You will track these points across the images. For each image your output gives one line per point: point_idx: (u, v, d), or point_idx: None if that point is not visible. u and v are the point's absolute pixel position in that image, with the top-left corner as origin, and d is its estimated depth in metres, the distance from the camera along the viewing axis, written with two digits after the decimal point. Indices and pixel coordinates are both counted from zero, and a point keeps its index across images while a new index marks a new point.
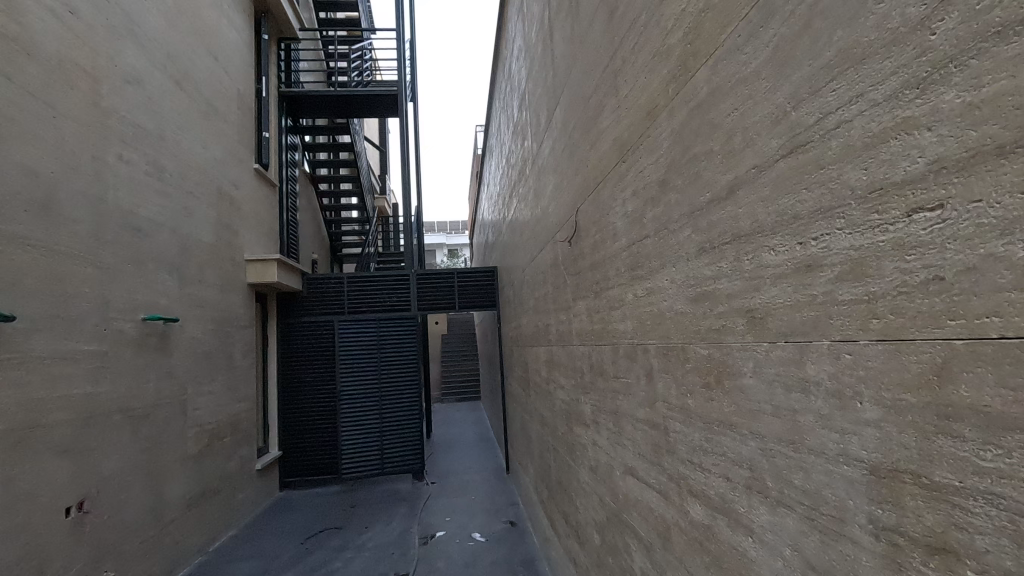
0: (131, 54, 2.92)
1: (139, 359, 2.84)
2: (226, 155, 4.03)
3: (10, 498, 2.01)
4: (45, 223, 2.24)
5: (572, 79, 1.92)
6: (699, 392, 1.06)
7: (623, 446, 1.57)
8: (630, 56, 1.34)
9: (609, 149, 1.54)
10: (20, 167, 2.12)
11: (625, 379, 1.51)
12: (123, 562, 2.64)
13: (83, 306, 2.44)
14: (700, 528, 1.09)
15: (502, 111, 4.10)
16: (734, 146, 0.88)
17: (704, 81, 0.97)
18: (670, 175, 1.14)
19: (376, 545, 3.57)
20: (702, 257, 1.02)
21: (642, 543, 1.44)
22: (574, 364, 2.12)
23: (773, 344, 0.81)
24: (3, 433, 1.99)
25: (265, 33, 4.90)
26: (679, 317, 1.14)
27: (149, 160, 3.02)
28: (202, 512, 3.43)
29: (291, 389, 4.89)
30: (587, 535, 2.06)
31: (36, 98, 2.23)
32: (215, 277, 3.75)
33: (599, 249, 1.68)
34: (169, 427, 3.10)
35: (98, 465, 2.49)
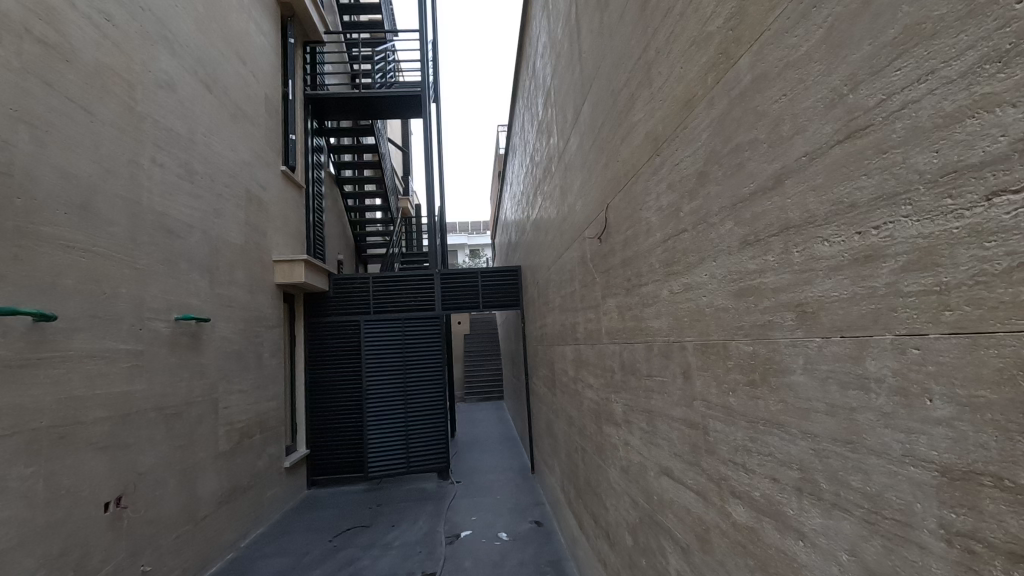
0: (164, 60, 2.98)
1: (172, 358, 2.90)
2: (255, 158, 4.09)
3: (52, 493, 2.06)
4: (84, 224, 2.29)
5: (600, 74, 1.90)
6: (742, 389, 1.03)
7: (657, 446, 1.54)
8: (664, 47, 1.31)
9: (642, 143, 1.51)
10: (61, 171, 2.18)
11: (659, 377, 1.48)
12: (158, 557, 2.70)
13: (120, 306, 2.49)
14: (743, 531, 1.05)
15: (526, 109, 4.07)
16: (781, 134, 0.85)
17: (748, 68, 0.94)
18: (708, 167, 1.11)
19: (403, 544, 3.58)
20: (746, 251, 0.98)
21: (678, 546, 1.41)
22: (604, 362, 2.09)
23: (825, 340, 0.77)
24: (45, 429, 2.05)
25: (291, 37, 4.97)
26: (720, 313, 1.10)
27: (181, 164, 3.08)
28: (234, 509, 3.49)
29: (317, 387, 4.94)
30: (618, 537, 2.02)
31: (75, 103, 2.29)
32: (244, 278, 3.81)
33: (632, 245, 1.65)
34: (202, 425, 3.16)
35: (134, 461, 2.55)
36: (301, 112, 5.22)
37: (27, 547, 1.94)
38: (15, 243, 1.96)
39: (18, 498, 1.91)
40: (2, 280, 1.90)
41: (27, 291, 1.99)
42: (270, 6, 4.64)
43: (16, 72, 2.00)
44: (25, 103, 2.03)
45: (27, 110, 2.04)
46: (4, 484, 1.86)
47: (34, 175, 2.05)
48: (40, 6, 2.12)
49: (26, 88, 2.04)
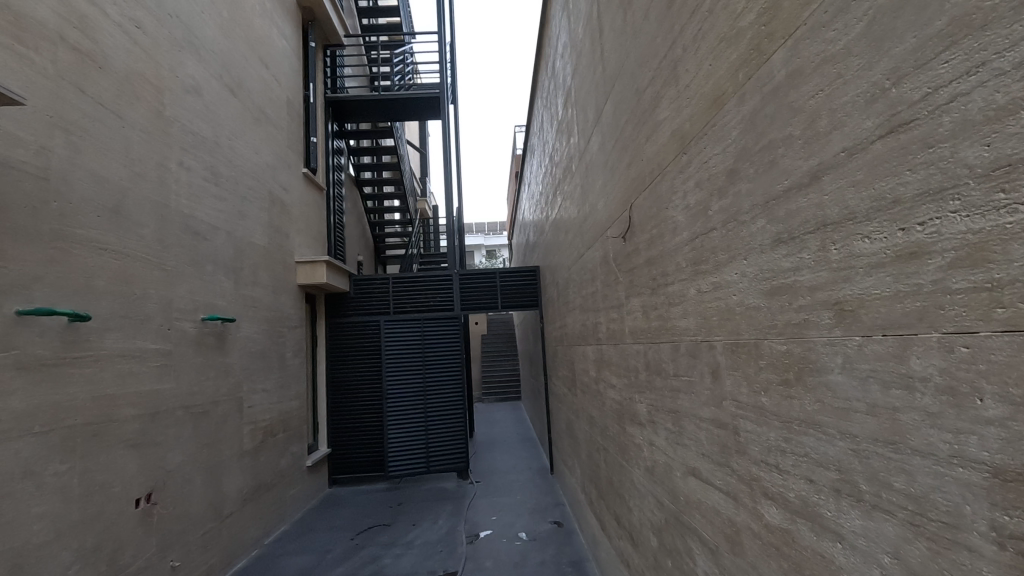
0: (191, 66, 3.04)
1: (199, 358, 2.95)
2: (277, 160, 4.16)
3: (86, 489, 2.12)
4: (115, 227, 2.35)
5: (624, 72, 1.89)
6: (775, 389, 1.02)
7: (683, 446, 1.52)
8: (691, 44, 1.30)
9: (668, 142, 1.50)
10: (93, 175, 2.23)
11: (686, 377, 1.47)
12: (187, 553, 2.76)
13: (149, 307, 2.55)
14: (777, 533, 1.04)
15: (545, 109, 4.06)
16: (818, 129, 0.84)
17: (782, 64, 0.93)
18: (739, 165, 1.10)
19: (424, 543, 3.60)
20: (779, 248, 0.97)
21: (706, 547, 1.40)
22: (627, 362, 2.09)
23: (866, 339, 0.75)
24: (80, 426, 2.10)
25: (312, 40, 5.03)
26: (752, 312, 1.09)
27: (207, 167, 3.14)
28: (258, 507, 3.55)
29: (339, 388, 4.99)
30: (642, 537, 2.01)
31: (106, 109, 2.34)
32: (268, 279, 3.87)
33: (657, 245, 1.64)
34: (227, 424, 3.22)
35: (163, 459, 2.60)
36: (322, 114, 5.28)
37: (63, 542, 1.99)
38: (52, 245, 2.02)
39: (55, 493, 1.97)
40: (39, 281, 1.95)
41: (62, 292, 2.05)
42: (291, 11, 4.71)
43: (51, 79, 2.05)
44: (60, 109, 2.09)
45: (62, 116, 2.10)
46: (42, 480, 1.91)
47: (68, 179, 2.10)
48: (74, 15, 2.18)
49: (61, 95, 2.10)
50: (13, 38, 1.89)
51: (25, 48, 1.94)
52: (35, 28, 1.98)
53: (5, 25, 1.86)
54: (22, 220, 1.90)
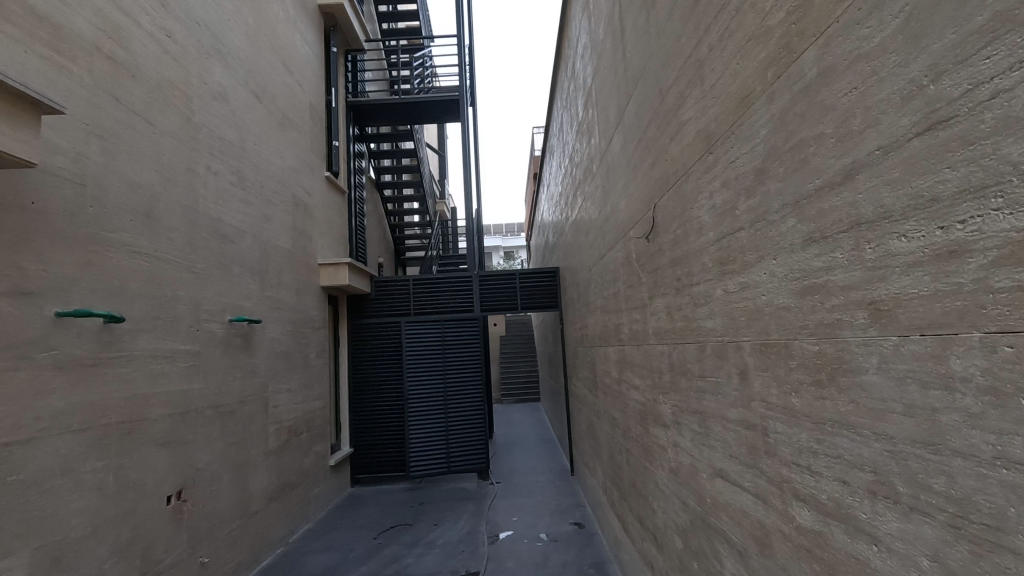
0: (218, 73, 3.11)
1: (227, 358, 3.02)
2: (301, 164, 4.23)
3: (120, 485, 2.18)
4: (147, 231, 2.41)
5: (647, 71, 1.88)
6: (806, 390, 1.01)
7: (710, 447, 1.51)
8: (718, 43, 1.30)
9: (693, 142, 1.50)
10: (126, 181, 2.30)
11: (713, 378, 1.46)
12: (215, 549, 2.81)
13: (179, 308, 2.61)
14: (808, 535, 1.03)
15: (565, 110, 4.06)
16: (852, 128, 0.83)
17: (813, 62, 0.92)
18: (768, 164, 1.09)
19: (446, 543, 3.62)
20: (811, 248, 0.96)
21: (734, 549, 1.38)
22: (651, 363, 2.08)
23: (902, 338, 0.75)
24: (115, 425, 2.16)
25: (334, 45, 5.10)
26: (781, 312, 1.08)
27: (234, 172, 3.21)
28: (283, 505, 3.61)
29: (361, 388, 5.05)
30: (666, 539, 2.00)
31: (139, 116, 2.41)
32: (292, 281, 3.94)
33: (682, 245, 1.63)
34: (253, 423, 3.28)
35: (192, 457, 2.66)
36: (344, 118, 5.36)
37: (99, 536, 2.05)
38: (90, 249, 2.09)
39: (92, 490, 2.03)
40: (76, 283, 2.01)
41: (99, 295, 2.11)
42: (314, 17, 4.79)
43: (87, 88, 2.12)
44: (95, 116, 2.15)
45: (98, 123, 2.16)
46: (80, 477, 1.98)
47: (103, 185, 2.17)
48: (109, 25, 2.25)
49: (97, 103, 2.17)
50: (52, 50, 1.95)
51: (63, 58, 2.00)
52: (73, 39, 2.05)
53: (45, 36, 1.92)
54: (61, 225, 1.96)
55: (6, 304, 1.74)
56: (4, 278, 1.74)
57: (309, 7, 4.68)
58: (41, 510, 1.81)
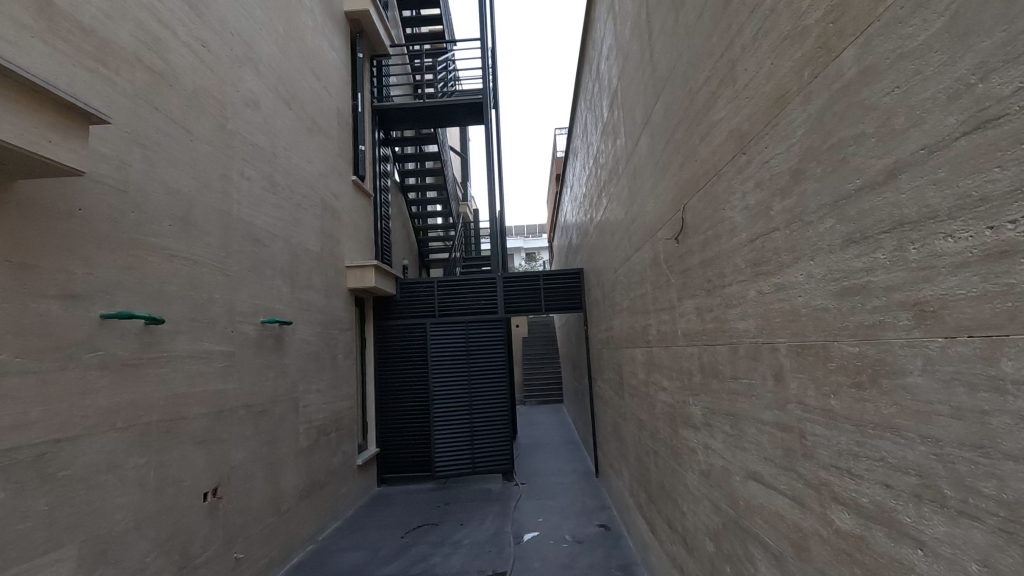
0: (250, 81, 3.20)
1: (259, 359, 3.09)
2: (329, 169, 4.31)
3: (160, 482, 2.25)
4: (184, 235, 2.49)
5: (676, 71, 1.88)
6: (846, 392, 1.00)
7: (743, 450, 1.50)
8: (751, 43, 1.29)
9: (724, 142, 1.49)
10: (165, 187, 2.38)
11: (746, 380, 1.45)
12: (249, 545, 2.89)
13: (214, 310, 2.68)
14: (848, 539, 1.02)
15: (589, 111, 4.05)
16: (894, 127, 0.82)
17: (852, 61, 0.91)
18: (804, 164, 1.09)
19: (472, 543, 3.65)
20: (851, 249, 0.95)
21: (769, 552, 1.37)
22: (680, 365, 2.07)
23: (949, 340, 0.74)
24: (155, 424, 2.24)
25: (360, 51, 5.18)
26: (819, 314, 1.07)
27: (266, 177, 3.29)
28: (313, 504, 3.68)
29: (386, 388, 5.12)
30: (697, 542, 1.99)
31: (176, 124, 2.49)
32: (320, 283, 4.01)
33: (713, 246, 1.63)
34: (285, 423, 3.35)
35: (227, 455, 2.73)
36: (369, 123, 5.44)
37: (141, 530, 2.13)
38: (132, 253, 2.17)
39: (134, 485, 2.10)
40: (120, 286, 2.09)
41: (141, 297, 2.19)
42: (340, 24, 4.88)
43: (130, 98, 2.20)
44: (137, 125, 2.23)
45: (139, 132, 2.24)
46: (123, 473, 2.05)
47: (144, 191, 2.25)
48: (149, 37, 2.33)
49: (138, 112, 2.25)
50: (98, 63, 2.03)
51: (108, 70, 2.09)
52: (116, 52, 2.13)
53: (92, 49, 2.00)
54: (106, 230, 2.04)
55: (56, 306, 1.81)
56: (54, 281, 1.81)
57: (336, 14, 4.77)
58: (89, 505, 1.89)
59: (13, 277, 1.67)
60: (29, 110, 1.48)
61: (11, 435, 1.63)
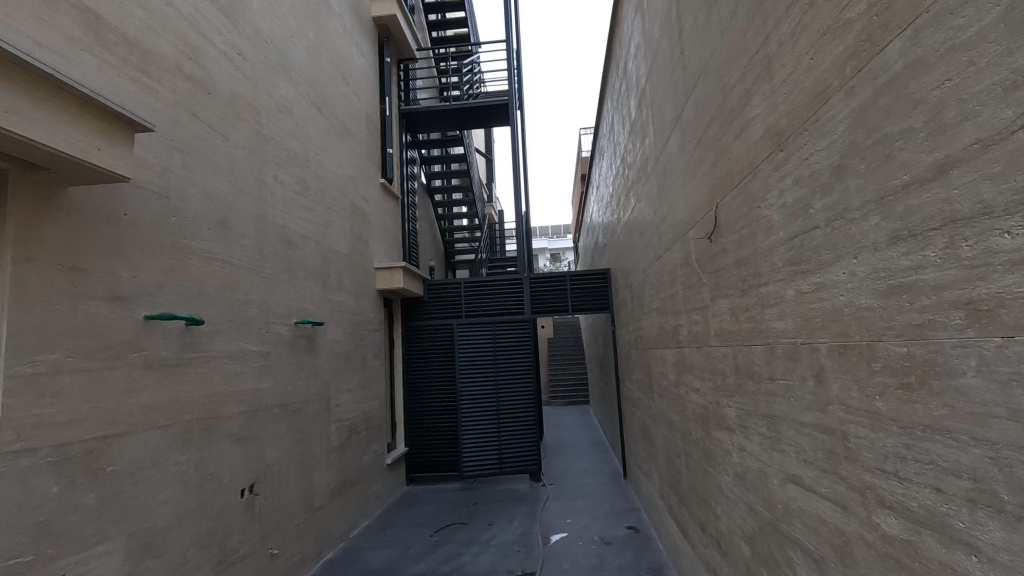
0: (283, 88, 3.27)
1: (293, 358, 3.16)
2: (359, 172, 4.39)
3: (200, 478, 2.32)
4: (222, 238, 2.57)
5: (708, 68, 1.86)
6: (893, 393, 0.97)
7: (781, 452, 1.47)
8: (788, 39, 1.27)
9: (761, 139, 1.47)
10: (204, 192, 2.45)
11: (784, 381, 1.43)
12: (283, 541, 2.95)
13: (250, 311, 2.75)
14: (896, 544, 0.99)
15: (616, 110, 4.02)
16: (945, 122, 0.80)
17: (898, 54, 0.89)
18: (847, 161, 1.07)
19: (501, 543, 3.65)
20: (898, 246, 0.93)
21: (809, 557, 1.34)
22: (713, 366, 2.04)
23: (1006, 340, 0.72)
24: (195, 421, 2.31)
25: (387, 55, 5.25)
26: (863, 313, 1.05)
27: (298, 181, 3.36)
28: (344, 501, 3.74)
29: (415, 388, 5.18)
30: (731, 546, 1.96)
31: (214, 130, 2.56)
32: (351, 284, 4.08)
33: (748, 245, 1.60)
34: (317, 422, 3.41)
35: (263, 453, 2.80)
36: (396, 126, 5.51)
37: (183, 525, 2.19)
38: (174, 256, 2.24)
39: (176, 481, 2.17)
40: (162, 289, 2.16)
41: (182, 299, 2.26)
42: (368, 29, 4.96)
43: (171, 107, 2.27)
44: (178, 133, 2.30)
45: (180, 139, 2.31)
46: (165, 469, 2.12)
47: (184, 196, 2.31)
48: (189, 47, 2.41)
49: (179, 120, 2.32)
50: (141, 72, 2.11)
51: (150, 79, 2.16)
52: (158, 62, 2.21)
53: (136, 60, 2.08)
54: (149, 234, 2.12)
55: (104, 307, 1.89)
56: (101, 283, 1.88)
57: (364, 20, 4.84)
58: (134, 499, 1.96)
59: (64, 279, 1.74)
60: (79, 119, 1.55)
61: (64, 430, 1.70)
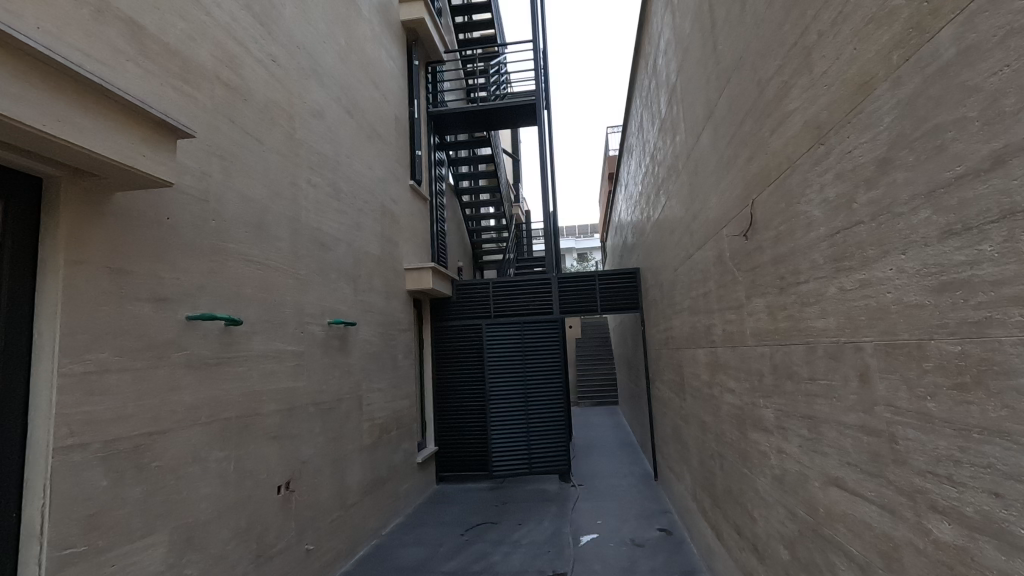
0: (316, 93, 3.34)
1: (326, 358, 3.22)
2: (388, 175, 4.44)
3: (239, 474, 2.38)
4: (258, 241, 2.63)
5: (742, 61, 1.82)
6: (945, 394, 0.94)
7: (822, 454, 1.43)
8: (829, 29, 1.24)
9: (799, 133, 1.43)
10: (241, 196, 2.52)
11: (825, 381, 1.39)
12: (318, 537, 3.01)
13: (285, 312, 2.82)
14: (949, 551, 0.95)
15: (645, 108, 3.98)
16: (1002, 110, 0.77)
17: (951, 40, 0.86)
18: (894, 153, 1.03)
19: (531, 543, 3.65)
20: (950, 241, 0.89)
21: (853, 562, 1.30)
22: (749, 366, 2.00)
23: None
24: (234, 419, 2.37)
25: (415, 58, 5.29)
26: (913, 311, 1.01)
27: (330, 184, 3.42)
28: (376, 499, 3.79)
29: (445, 388, 5.23)
30: (769, 550, 1.91)
31: (250, 136, 2.63)
32: (381, 285, 4.14)
33: (786, 242, 1.56)
34: (349, 420, 3.47)
35: (298, 450, 2.86)
36: (424, 128, 5.57)
37: (222, 520, 2.26)
38: (213, 258, 2.31)
39: (216, 477, 2.24)
40: (202, 290, 2.23)
41: (220, 300, 2.33)
42: (397, 33, 5.02)
43: (210, 113, 2.34)
44: (216, 139, 2.37)
45: (218, 145, 2.38)
46: (206, 465, 2.18)
47: (222, 199, 2.38)
48: (225, 54, 2.48)
49: (217, 125, 2.39)
50: (182, 81, 2.18)
51: (190, 88, 2.22)
52: (198, 70, 2.27)
53: (176, 68, 2.14)
54: (191, 237, 2.18)
55: (148, 308, 1.95)
56: (146, 285, 1.95)
57: (393, 24, 4.91)
58: (177, 494, 2.02)
59: (112, 282, 1.81)
60: (124, 127, 1.60)
61: (112, 427, 1.77)
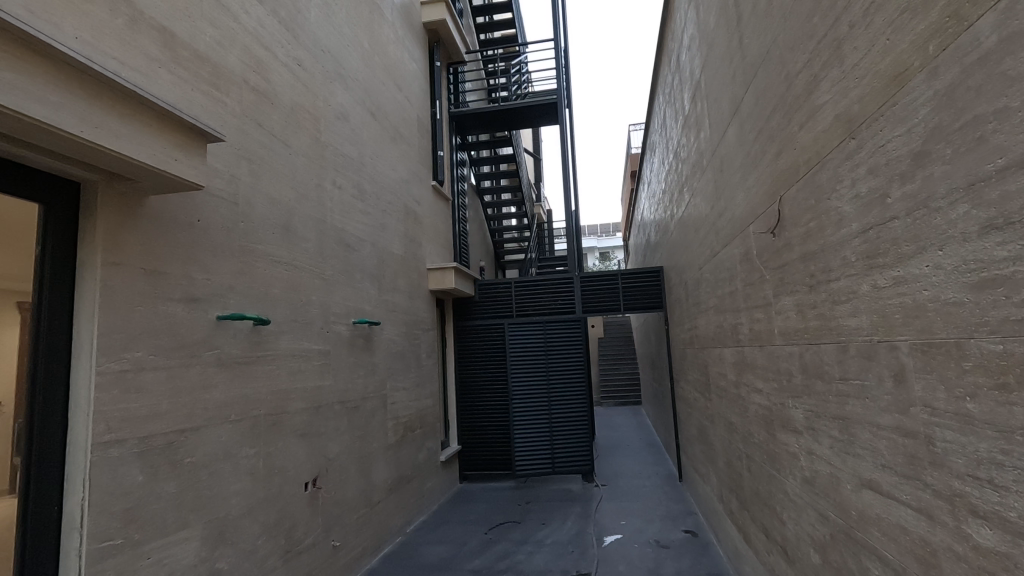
0: (340, 96, 3.39)
1: (352, 358, 3.27)
2: (411, 175, 4.48)
3: (268, 471, 2.43)
4: (285, 242, 2.68)
5: (770, 55, 1.78)
6: (986, 394, 0.91)
7: (855, 456, 1.40)
8: (861, 20, 1.21)
9: (830, 127, 1.40)
10: (269, 198, 2.57)
11: (858, 381, 1.36)
12: (345, 534, 3.05)
13: (312, 312, 2.86)
14: (990, 557, 0.92)
15: (669, 105, 3.94)
16: None
17: (992, 28, 0.83)
18: (930, 146, 1.00)
19: (555, 543, 3.64)
20: (991, 236, 0.86)
21: (888, 567, 1.27)
22: (777, 366, 1.97)
23: None
24: (263, 417, 2.42)
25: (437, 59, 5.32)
26: (951, 309, 0.98)
27: (355, 185, 3.47)
28: (401, 497, 3.83)
29: (468, 387, 5.26)
30: (799, 552, 1.88)
31: (277, 139, 2.68)
32: (404, 285, 4.18)
33: (816, 239, 1.53)
34: (374, 419, 3.51)
35: (325, 448, 2.91)
36: (446, 129, 5.60)
37: (253, 515, 2.31)
38: (242, 259, 2.36)
39: (246, 473, 2.29)
40: (232, 290, 2.28)
41: (249, 300, 2.38)
42: (419, 35, 5.06)
43: (238, 117, 2.39)
44: (245, 142, 2.42)
45: (247, 148, 2.43)
46: (237, 462, 2.23)
47: (250, 201, 2.43)
48: (253, 60, 2.53)
49: (245, 129, 2.44)
50: (212, 86, 2.23)
51: (220, 93, 2.28)
52: (227, 75, 2.33)
53: (206, 74, 2.20)
54: (221, 239, 2.24)
55: (181, 308, 2.01)
56: (179, 285, 2.00)
57: (415, 26, 4.95)
58: (209, 489, 2.07)
59: (146, 282, 1.87)
60: (157, 132, 1.65)
61: (147, 424, 1.82)
